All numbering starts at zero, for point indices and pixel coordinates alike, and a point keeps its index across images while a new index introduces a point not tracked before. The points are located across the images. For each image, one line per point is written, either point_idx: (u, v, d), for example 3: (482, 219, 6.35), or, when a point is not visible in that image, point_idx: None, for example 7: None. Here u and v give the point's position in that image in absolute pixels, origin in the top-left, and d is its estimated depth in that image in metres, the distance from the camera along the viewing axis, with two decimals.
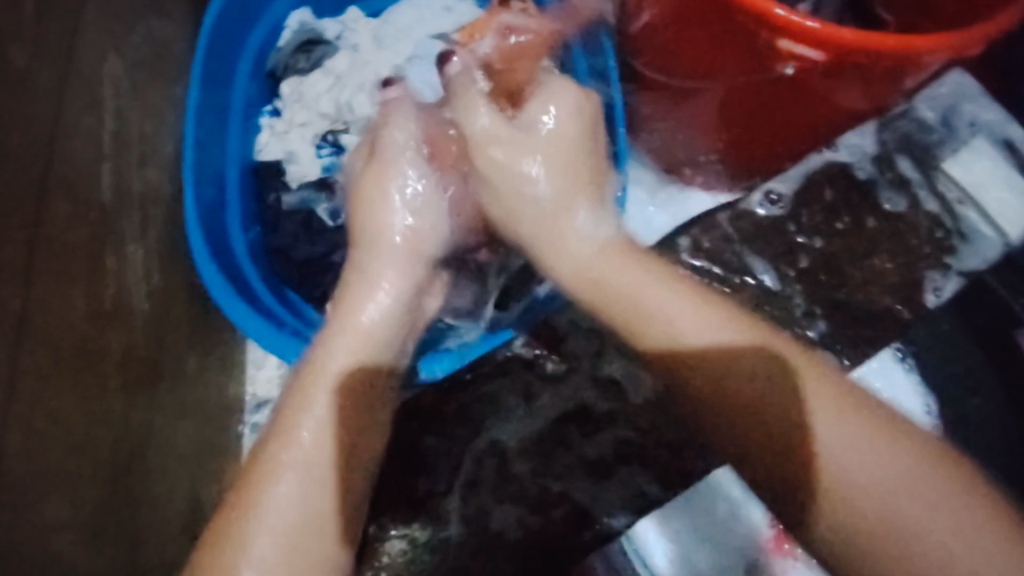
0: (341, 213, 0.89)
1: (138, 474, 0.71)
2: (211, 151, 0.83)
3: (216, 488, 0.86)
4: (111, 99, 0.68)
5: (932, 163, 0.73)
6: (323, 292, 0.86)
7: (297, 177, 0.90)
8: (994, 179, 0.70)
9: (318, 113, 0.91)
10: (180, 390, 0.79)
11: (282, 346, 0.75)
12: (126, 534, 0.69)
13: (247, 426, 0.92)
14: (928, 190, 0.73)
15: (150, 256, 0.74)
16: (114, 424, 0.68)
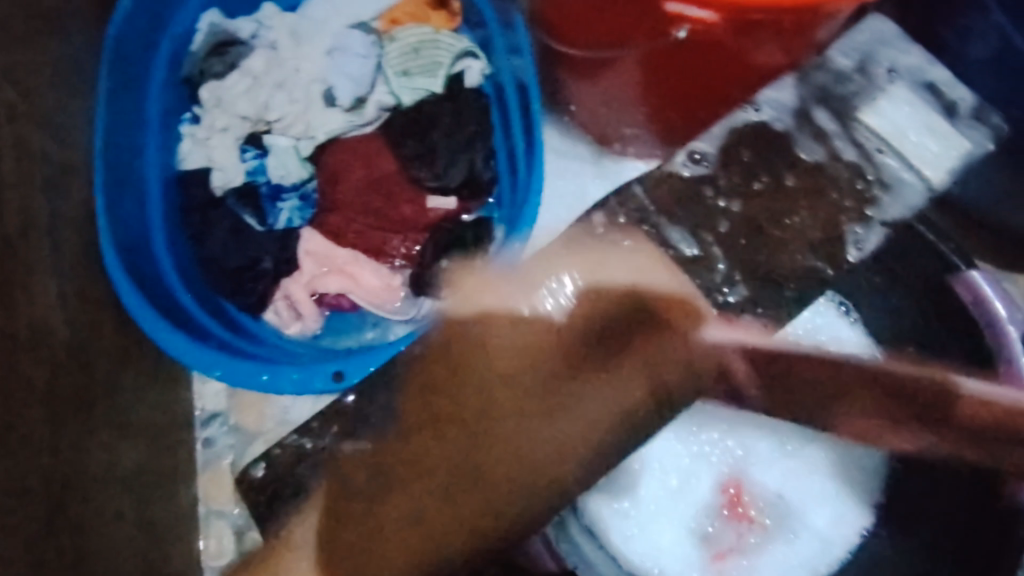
0: (270, 218, 0.88)
1: (77, 498, 0.71)
2: (125, 169, 0.83)
3: (169, 505, 0.86)
4: (10, 126, 0.66)
5: (847, 104, 0.78)
6: (257, 298, 0.86)
7: (221, 184, 0.88)
8: (910, 114, 0.75)
9: (238, 115, 0.89)
10: (116, 412, 0.78)
11: (206, 360, 0.76)
12: (69, 559, 0.69)
13: (200, 441, 0.92)
14: (846, 141, 0.78)
15: (67, 281, 0.73)
16: (45, 453, 0.67)
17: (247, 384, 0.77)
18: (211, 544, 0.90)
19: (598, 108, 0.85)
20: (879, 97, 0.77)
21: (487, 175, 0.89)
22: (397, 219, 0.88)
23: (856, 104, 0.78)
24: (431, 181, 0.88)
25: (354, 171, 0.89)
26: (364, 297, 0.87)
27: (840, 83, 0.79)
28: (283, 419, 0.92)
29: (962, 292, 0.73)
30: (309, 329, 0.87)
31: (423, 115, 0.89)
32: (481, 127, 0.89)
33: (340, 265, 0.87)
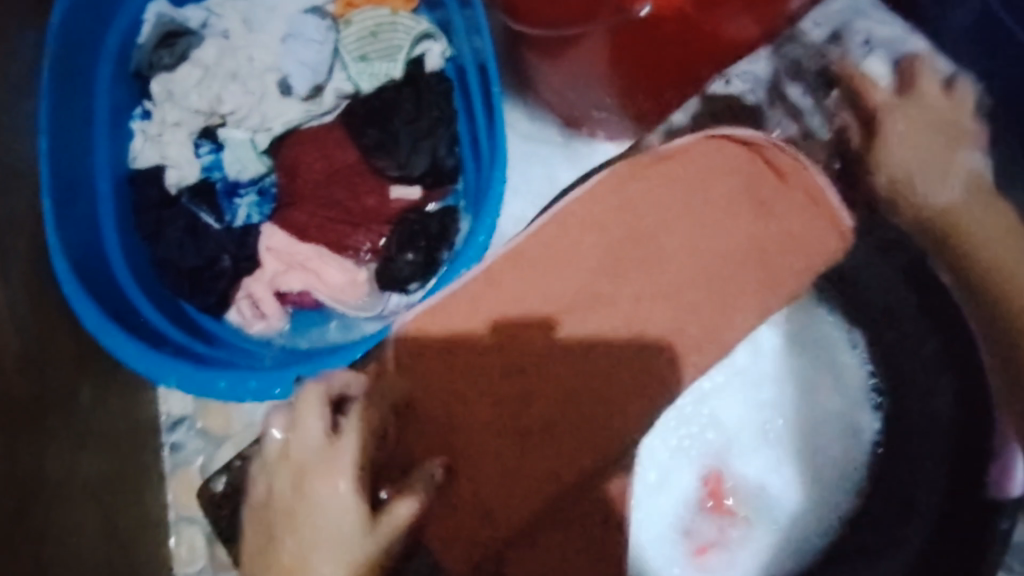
0: (227, 215, 0.85)
1: (39, 513, 0.67)
2: (73, 168, 0.79)
3: (137, 513, 0.83)
4: None
5: (844, 71, 0.74)
6: (217, 298, 0.83)
7: (176, 181, 0.86)
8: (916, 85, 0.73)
9: (190, 109, 0.86)
10: (73, 421, 0.74)
11: (163, 369, 0.73)
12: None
13: (167, 446, 0.89)
14: (820, 118, 0.75)
15: (13, 290, 0.69)
16: (2, 463, 0.63)
17: (205, 393, 0.74)
18: (182, 550, 0.87)
19: (563, 89, 0.81)
20: (872, 63, 0.73)
21: (451, 164, 0.86)
22: (359, 211, 0.85)
23: (850, 63, 0.74)
24: (393, 171, 0.85)
25: (314, 163, 0.86)
26: (328, 293, 0.84)
27: (812, 51, 0.75)
28: (251, 421, 0.88)
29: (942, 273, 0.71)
30: (273, 327, 0.85)
31: (384, 102, 0.85)
32: (444, 113, 0.85)
33: (302, 262, 0.84)
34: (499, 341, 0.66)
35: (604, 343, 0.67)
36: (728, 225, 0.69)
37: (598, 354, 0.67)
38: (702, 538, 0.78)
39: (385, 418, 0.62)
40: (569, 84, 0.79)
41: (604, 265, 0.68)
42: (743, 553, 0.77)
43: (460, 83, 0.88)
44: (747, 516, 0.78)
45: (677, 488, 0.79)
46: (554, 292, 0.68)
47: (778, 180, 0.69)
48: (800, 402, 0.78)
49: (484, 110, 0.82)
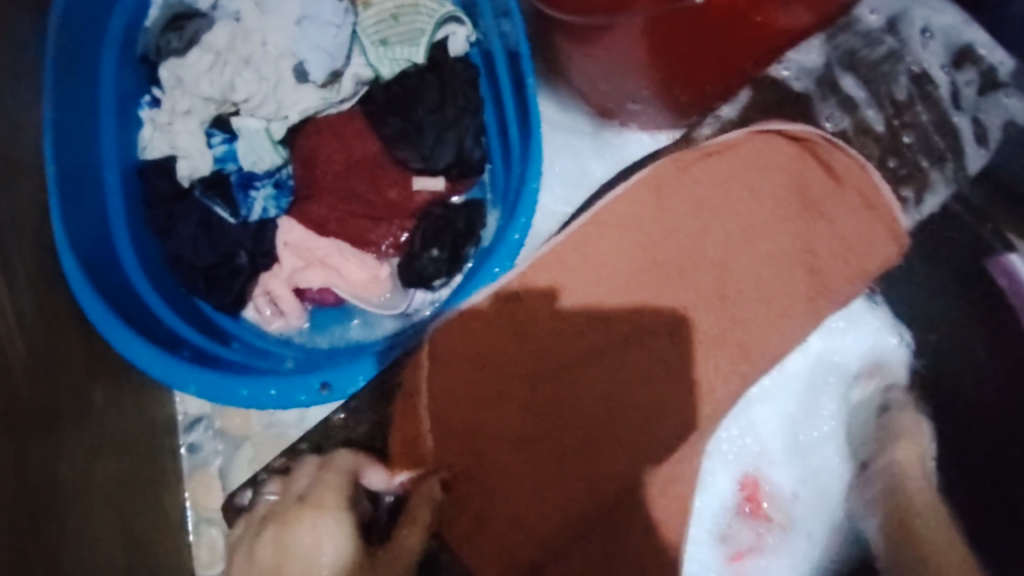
0: (243, 209, 0.81)
1: (54, 528, 0.64)
2: (81, 160, 0.74)
3: (156, 518, 0.79)
4: None
5: (889, 62, 0.77)
6: (235, 297, 0.80)
7: (188, 173, 0.81)
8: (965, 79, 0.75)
9: (202, 96, 0.81)
10: (88, 427, 0.71)
11: (182, 376, 0.70)
12: None
13: (184, 447, 0.86)
14: (875, 110, 0.77)
15: (24, 292, 0.65)
16: (14, 480, 0.59)
17: (226, 400, 0.71)
18: (202, 552, 0.84)
19: (596, 77, 0.77)
20: (916, 60, 0.76)
21: (478, 155, 0.82)
22: (382, 205, 0.82)
23: (908, 61, 0.76)
24: (416, 162, 0.81)
25: (334, 154, 0.83)
26: (348, 290, 0.81)
27: (857, 45, 0.77)
28: (272, 420, 0.86)
29: (1000, 277, 0.72)
30: (292, 325, 0.82)
31: (407, 90, 0.81)
32: (470, 101, 0.81)
33: (322, 258, 0.81)
34: (549, 323, 0.75)
35: (648, 337, 0.74)
36: (771, 226, 0.75)
37: (648, 339, 0.74)
38: (739, 544, 0.78)
39: (446, 385, 0.74)
40: (603, 74, 0.75)
41: (641, 265, 0.75)
42: (776, 560, 0.78)
43: (485, 69, 0.83)
44: (783, 522, 0.79)
45: (714, 492, 0.79)
46: (604, 269, 0.75)
47: (835, 181, 0.75)
48: (850, 415, 0.78)
49: (516, 99, 0.78)
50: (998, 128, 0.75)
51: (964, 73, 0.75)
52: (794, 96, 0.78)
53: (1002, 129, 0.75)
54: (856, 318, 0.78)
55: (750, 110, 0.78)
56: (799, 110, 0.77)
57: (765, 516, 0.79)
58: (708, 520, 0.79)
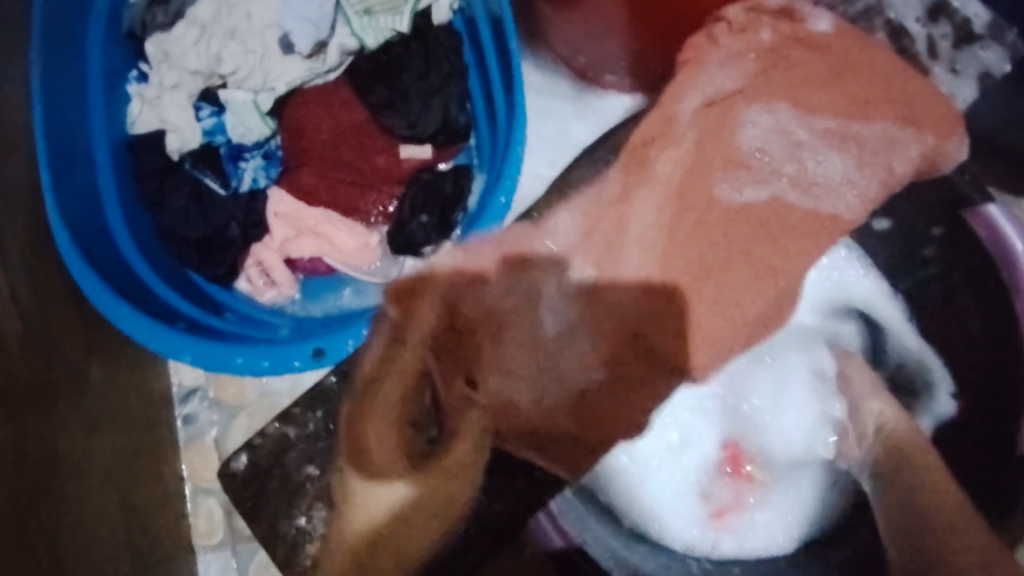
0: (233, 180, 0.83)
1: (51, 499, 0.64)
2: (70, 136, 0.75)
3: (157, 489, 0.80)
4: None
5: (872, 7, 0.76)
6: (227, 268, 0.80)
7: (177, 146, 0.82)
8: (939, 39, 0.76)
9: (188, 70, 0.82)
10: (83, 400, 0.72)
11: (175, 344, 0.70)
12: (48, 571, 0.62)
13: (180, 418, 0.86)
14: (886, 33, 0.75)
15: (16, 264, 0.65)
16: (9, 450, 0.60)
17: (220, 369, 0.72)
18: (200, 522, 0.85)
19: (578, 36, 0.79)
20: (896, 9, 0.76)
21: (463, 120, 0.83)
22: (369, 172, 0.83)
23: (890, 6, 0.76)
24: (403, 129, 0.82)
25: (321, 124, 0.83)
26: (339, 259, 0.82)
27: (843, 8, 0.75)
28: (265, 390, 0.85)
29: (979, 230, 0.65)
30: (286, 295, 0.82)
31: (391, 58, 0.82)
32: (454, 68, 0.82)
33: (313, 227, 0.82)
34: (504, 317, 0.72)
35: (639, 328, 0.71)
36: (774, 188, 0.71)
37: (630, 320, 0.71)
38: (720, 501, 0.73)
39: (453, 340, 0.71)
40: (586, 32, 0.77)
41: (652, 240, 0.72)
42: (760, 517, 0.72)
43: (468, 36, 0.84)
44: (766, 480, 0.73)
45: (700, 447, 0.75)
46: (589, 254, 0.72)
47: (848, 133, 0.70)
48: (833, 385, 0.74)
49: (499, 62, 0.78)
50: (973, 80, 0.74)
51: (939, 26, 0.76)
52: (777, 39, 0.71)
53: (977, 80, 0.74)
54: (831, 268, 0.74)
55: (728, 64, 0.72)
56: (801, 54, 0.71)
57: (748, 473, 0.74)
58: (689, 475, 0.74)
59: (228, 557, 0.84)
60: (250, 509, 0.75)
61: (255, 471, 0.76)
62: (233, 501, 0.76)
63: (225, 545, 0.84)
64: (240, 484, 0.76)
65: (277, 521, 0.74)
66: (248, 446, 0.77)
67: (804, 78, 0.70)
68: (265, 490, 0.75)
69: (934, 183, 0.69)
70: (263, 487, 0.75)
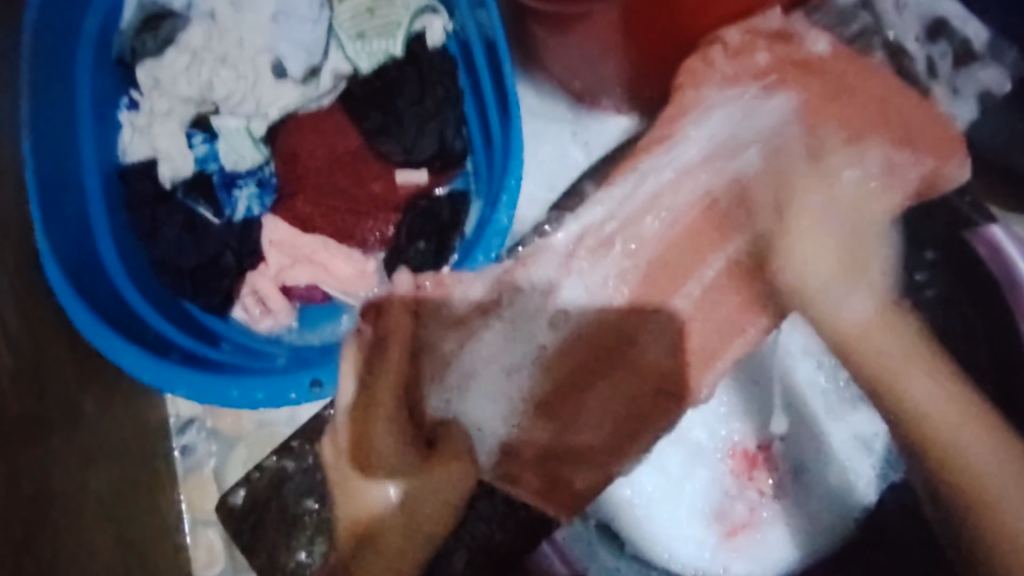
0: (227, 209, 0.82)
1: (47, 539, 0.63)
2: (60, 166, 0.73)
3: (155, 523, 0.79)
4: None
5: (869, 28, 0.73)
6: (222, 298, 0.79)
7: (170, 175, 0.81)
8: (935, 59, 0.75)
9: (180, 97, 0.81)
10: (79, 435, 0.70)
11: (170, 378, 0.69)
12: None
13: (178, 449, 0.85)
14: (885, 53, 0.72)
15: (7, 300, 0.64)
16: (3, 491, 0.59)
17: (217, 402, 0.71)
18: (200, 554, 0.83)
19: (574, 61, 0.78)
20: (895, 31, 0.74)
21: (460, 145, 0.82)
22: (365, 198, 0.82)
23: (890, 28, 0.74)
24: (398, 155, 0.81)
25: (316, 149, 0.82)
26: (336, 286, 0.81)
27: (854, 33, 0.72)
28: (263, 420, 0.84)
29: (979, 248, 0.64)
30: (281, 324, 0.81)
31: (386, 83, 0.82)
32: (449, 92, 0.81)
33: (309, 254, 0.81)
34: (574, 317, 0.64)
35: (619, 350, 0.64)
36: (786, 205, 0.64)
37: (610, 328, 0.64)
38: (734, 518, 0.71)
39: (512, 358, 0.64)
40: (582, 56, 0.77)
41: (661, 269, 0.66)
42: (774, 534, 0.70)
43: (463, 60, 0.82)
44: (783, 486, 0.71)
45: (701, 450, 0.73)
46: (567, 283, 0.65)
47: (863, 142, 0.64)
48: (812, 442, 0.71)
49: (495, 87, 0.78)
50: (973, 100, 0.74)
51: (937, 46, 0.76)
52: (776, 62, 0.67)
53: (977, 100, 0.74)
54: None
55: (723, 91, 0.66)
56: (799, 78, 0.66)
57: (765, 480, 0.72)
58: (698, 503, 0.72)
59: None
60: (245, 541, 0.71)
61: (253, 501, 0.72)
62: (232, 534, 0.72)
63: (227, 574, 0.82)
64: (238, 517, 0.72)
65: (277, 551, 0.69)
66: (244, 480, 0.72)
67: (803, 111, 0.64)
68: (260, 520, 0.71)
69: (929, 206, 0.65)
70: (261, 519, 0.71)
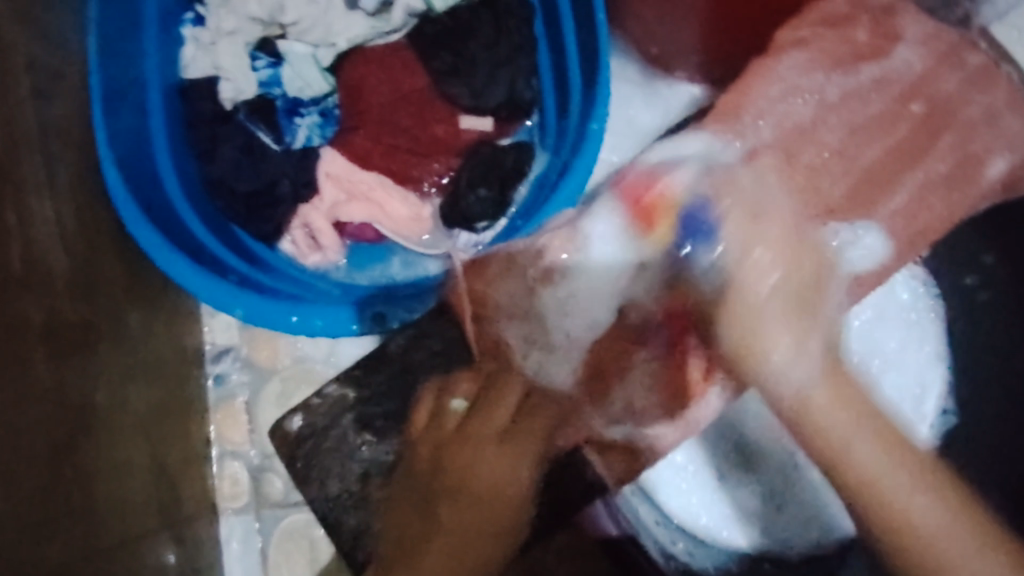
0: (287, 136, 0.79)
1: (86, 447, 0.61)
2: (122, 73, 0.70)
3: (186, 450, 0.77)
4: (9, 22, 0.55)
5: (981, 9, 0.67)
6: (275, 226, 0.77)
7: (232, 95, 0.78)
8: None
9: (248, 17, 0.78)
10: (122, 348, 0.68)
11: (228, 298, 0.68)
12: (77, 523, 0.59)
13: (211, 378, 0.82)
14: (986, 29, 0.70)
15: (63, 199, 0.61)
16: (46, 391, 0.56)
17: (275, 327, 0.69)
18: (225, 485, 0.81)
19: (657, 24, 0.77)
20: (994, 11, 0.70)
21: (529, 96, 0.80)
22: (427, 140, 0.80)
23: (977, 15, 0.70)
24: (466, 100, 0.79)
25: (380, 86, 0.80)
26: (390, 226, 0.79)
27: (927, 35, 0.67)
28: (301, 355, 0.82)
29: None
30: (331, 261, 0.79)
31: (459, 24, 0.79)
32: (525, 40, 0.79)
33: (365, 191, 0.79)
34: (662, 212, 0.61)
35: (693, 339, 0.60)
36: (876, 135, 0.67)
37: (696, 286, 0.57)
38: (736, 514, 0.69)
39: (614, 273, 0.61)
40: (667, 17, 0.75)
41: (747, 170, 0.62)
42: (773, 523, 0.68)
43: (540, 8, 0.80)
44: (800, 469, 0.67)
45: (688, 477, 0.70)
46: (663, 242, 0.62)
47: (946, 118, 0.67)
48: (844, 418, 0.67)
49: (578, 40, 0.75)
50: None
51: None
52: (872, 43, 0.67)
53: None
54: (869, 319, 0.70)
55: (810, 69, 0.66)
56: (882, 71, 0.67)
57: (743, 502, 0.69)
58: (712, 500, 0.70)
59: (251, 520, 0.80)
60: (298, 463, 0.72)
61: (312, 432, 0.73)
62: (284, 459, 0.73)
63: (248, 509, 0.81)
64: (293, 444, 0.73)
65: (329, 480, 0.71)
66: (303, 406, 0.74)
67: (883, 115, 0.67)
68: (313, 450, 0.73)
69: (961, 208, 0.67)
70: (317, 447, 0.72)
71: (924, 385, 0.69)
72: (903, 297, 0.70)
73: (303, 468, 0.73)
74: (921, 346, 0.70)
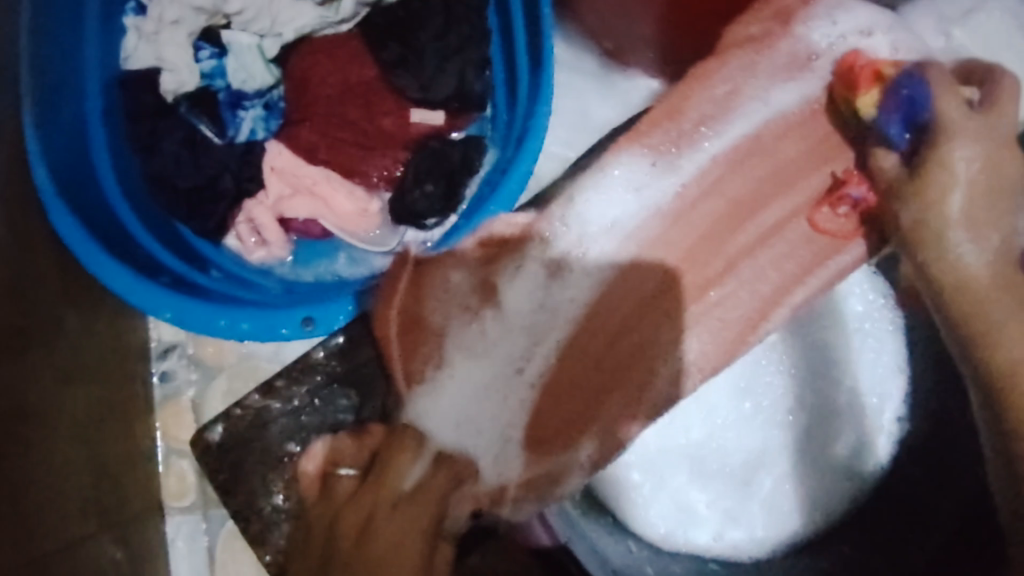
0: (230, 129, 0.77)
1: (20, 453, 0.60)
2: (57, 66, 0.68)
3: (130, 449, 0.76)
4: None
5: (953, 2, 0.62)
6: (217, 223, 0.76)
7: (173, 87, 0.77)
8: None
9: (191, 6, 0.76)
10: (58, 349, 0.67)
11: (155, 301, 0.66)
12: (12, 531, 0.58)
13: (157, 374, 0.82)
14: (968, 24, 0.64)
15: None
16: None
17: (205, 330, 0.68)
18: (171, 483, 0.80)
19: (612, 15, 0.74)
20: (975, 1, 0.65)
21: (480, 88, 0.78)
22: (375, 133, 0.78)
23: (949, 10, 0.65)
24: (414, 92, 0.77)
25: (328, 78, 0.78)
26: (335, 222, 0.77)
27: (849, 38, 0.58)
28: (247, 353, 0.81)
29: None
30: (276, 256, 0.78)
31: (408, 14, 0.77)
32: (475, 30, 0.76)
33: (310, 186, 0.77)
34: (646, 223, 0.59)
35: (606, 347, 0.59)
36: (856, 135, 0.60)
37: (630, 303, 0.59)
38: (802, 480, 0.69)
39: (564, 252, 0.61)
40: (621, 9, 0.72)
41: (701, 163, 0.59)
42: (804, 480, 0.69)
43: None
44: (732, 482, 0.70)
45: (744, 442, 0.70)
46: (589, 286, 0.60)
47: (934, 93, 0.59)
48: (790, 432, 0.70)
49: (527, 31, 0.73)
50: None
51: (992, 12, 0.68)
52: None
53: None
54: (753, 371, 0.70)
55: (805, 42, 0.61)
56: None
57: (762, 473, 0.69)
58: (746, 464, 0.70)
59: (198, 519, 0.80)
60: (223, 480, 0.71)
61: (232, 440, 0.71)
62: (207, 473, 0.72)
63: (196, 508, 0.80)
64: (216, 456, 0.72)
65: (255, 495, 0.70)
66: (225, 415, 0.72)
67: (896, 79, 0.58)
68: (234, 456, 0.72)
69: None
70: (240, 461, 0.71)
71: (883, 395, 0.69)
72: (855, 306, 0.69)
73: (226, 478, 0.71)
74: (806, 339, 0.69)
